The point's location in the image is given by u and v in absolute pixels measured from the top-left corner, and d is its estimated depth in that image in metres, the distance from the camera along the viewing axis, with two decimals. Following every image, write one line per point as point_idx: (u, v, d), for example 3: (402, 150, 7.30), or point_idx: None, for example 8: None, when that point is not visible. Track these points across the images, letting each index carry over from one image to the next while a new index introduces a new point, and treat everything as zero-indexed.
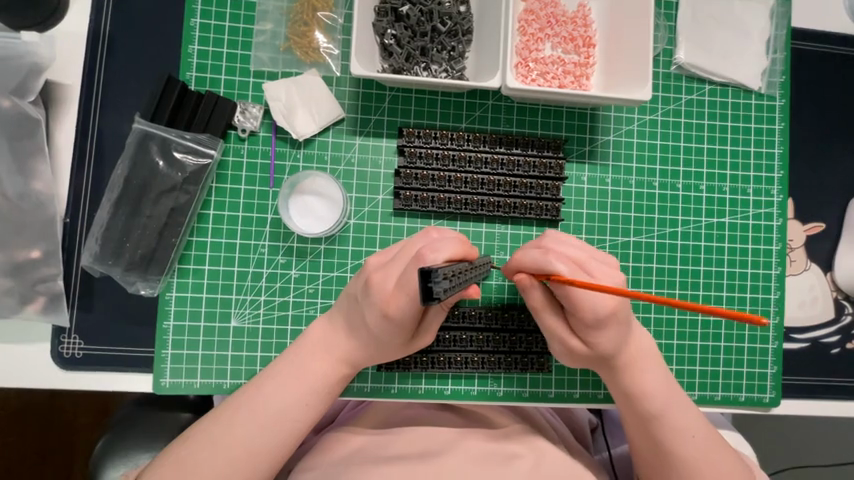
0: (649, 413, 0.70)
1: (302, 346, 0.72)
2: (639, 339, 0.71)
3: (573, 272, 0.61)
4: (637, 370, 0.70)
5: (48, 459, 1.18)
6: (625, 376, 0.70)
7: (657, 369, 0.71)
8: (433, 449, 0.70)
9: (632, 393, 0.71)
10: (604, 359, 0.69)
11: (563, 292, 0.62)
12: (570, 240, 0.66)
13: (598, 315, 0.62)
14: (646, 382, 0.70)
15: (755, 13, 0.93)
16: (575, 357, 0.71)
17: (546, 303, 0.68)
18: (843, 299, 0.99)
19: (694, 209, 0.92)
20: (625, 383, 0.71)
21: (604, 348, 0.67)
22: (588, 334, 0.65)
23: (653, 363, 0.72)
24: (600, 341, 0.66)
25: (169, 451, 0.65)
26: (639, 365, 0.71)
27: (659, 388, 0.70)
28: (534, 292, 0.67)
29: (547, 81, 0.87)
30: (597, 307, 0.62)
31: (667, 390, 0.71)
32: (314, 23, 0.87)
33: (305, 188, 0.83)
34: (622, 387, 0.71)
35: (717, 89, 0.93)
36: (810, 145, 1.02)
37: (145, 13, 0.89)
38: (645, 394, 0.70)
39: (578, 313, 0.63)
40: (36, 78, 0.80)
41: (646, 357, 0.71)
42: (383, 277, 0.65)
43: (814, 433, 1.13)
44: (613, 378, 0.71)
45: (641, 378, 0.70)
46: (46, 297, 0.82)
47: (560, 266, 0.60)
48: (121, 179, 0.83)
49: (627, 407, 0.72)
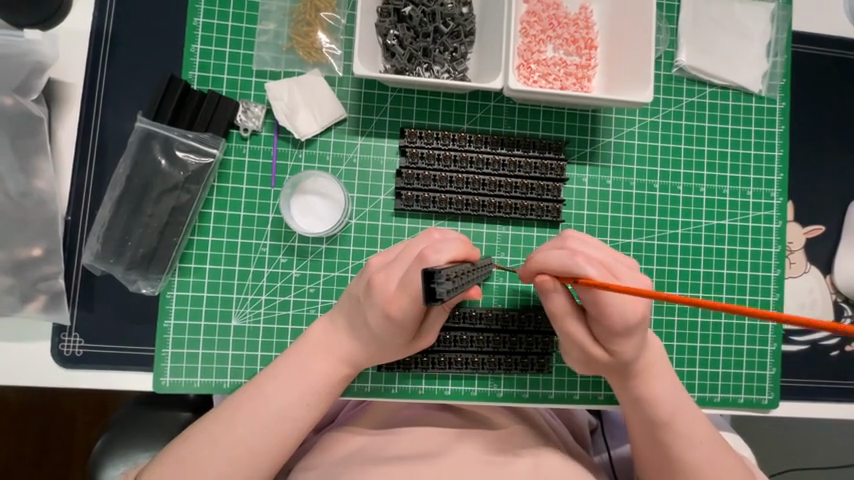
0: (660, 420, 0.70)
1: (303, 346, 0.72)
2: (654, 346, 0.72)
3: (602, 274, 0.61)
4: (652, 377, 0.70)
5: (47, 458, 1.18)
6: (639, 382, 0.70)
7: (668, 375, 0.72)
8: (433, 450, 0.70)
9: (644, 400, 0.70)
10: (623, 366, 0.69)
11: (592, 298, 0.62)
12: (593, 242, 0.67)
13: (627, 323, 0.63)
14: (659, 390, 0.70)
15: (755, 17, 0.94)
16: (591, 362, 0.70)
17: (568, 310, 0.68)
18: (842, 301, 0.99)
19: (694, 210, 0.93)
20: (639, 389, 0.70)
21: (625, 355, 0.67)
22: (611, 341, 0.65)
23: (667, 371, 0.72)
24: (622, 348, 0.66)
25: (169, 450, 0.66)
26: (654, 372, 0.71)
27: (671, 394, 0.71)
28: (556, 296, 0.67)
29: (549, 83, 0.87)
30: (626, 314, 0.62)
31: (678, 397, 0.71)
32: (316, 23, 0.87)
33: (306, 188, 0.83)
34: (634, 394, 0.71)
35: (718, 92, 0.94)
36: (810, 148, 1.02)
37: (148, 11, 0.89)
38: (657, 401, 0.70)
39: (604, 318, 0.63)
40: (39, 76, 0.80)
41: (661, 365, 0.71)
42: (385, 278, 0.65)
43: (813, 435, 1.13)
44: (624, 383, 0.71)
45: (654, 385, 0.70)
46: (47, 295, 0.81)
47: (590, 270, 0.60)
48: (123, 177, 0.83)
49: (637, 414, 0.72)
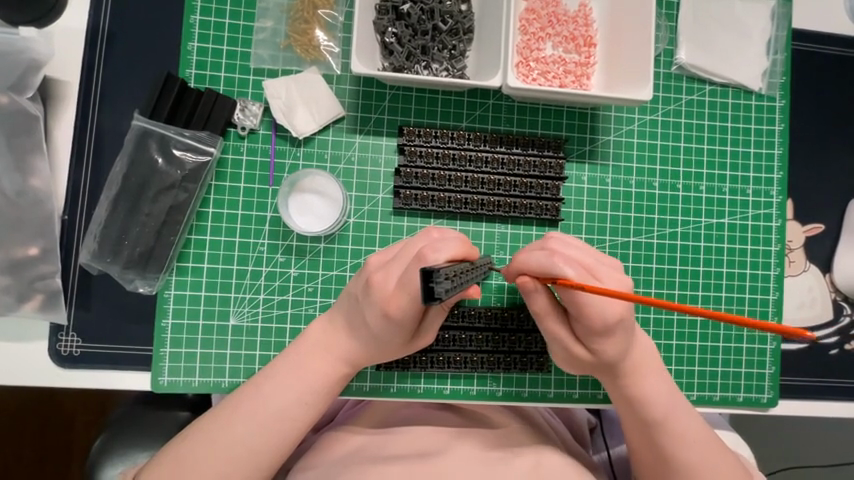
0: (652, 419, 0.70)
1: (301, 346, 0.72)
2: (643, 346, 0.71)
3: (580, 275, 0.60)
4: (642, 376, 0.70)
5: (46, 458, 1.17)
6: (629, 382, 0.70)
7: (659, 374, 0.72)
8: (433, 449, 0.69)
9: (635, 399, 0.70)
10: (610, 366, 0.69)
11: (570, 298, 0.61)
12: (574, 242, 0.66)
13: (606, 322, 0.62)
14: (649, 388, 0.70)
15: (756, 15, 0.94)
16: (576, 362, 0.70)
17: (549, 310, 0.67)
18: (842, 300, 0.99)
19: (694, 209, 0.92)
20: (628, 389, 0.70)
21: (609, 355, 0.67)
22: (594, 341, 0.65)
23: (657, 369, 0.72)
24: (605, 348, 0.66)
25: (167, 450, 0.65)
26: (643, 372, 0.70)
27: (662, 393, 0.71)
28: (537, 297, 0.66)
29: (548, 81, 0.87)
30: (605, 313, 0.62)
31: (670, 395, 0.71)
32: (314, 20, 0.87)
33: (305, 187, 0.83)
34: (625, 393, 0.71)
35: (717, 90, 0.93)
36: (810, 146, 1.02)
37: (144, 10, 0.88)
38: (648, 400, 0.70)
39: (583, 318, 0.62)
40: (35, 74, 0.80)
41: (651, 365, 0.71)
42: (384, 277, 0.65)
43: (811, 433, 1.13)
44: (615, 384, 0.71)
45: (644, 384, 0.70)
46: (44, 294, 0.81)
47: (568, 271, 0.60)
48: (119, 175, 0.83)
49: (630, 413, 0.72)
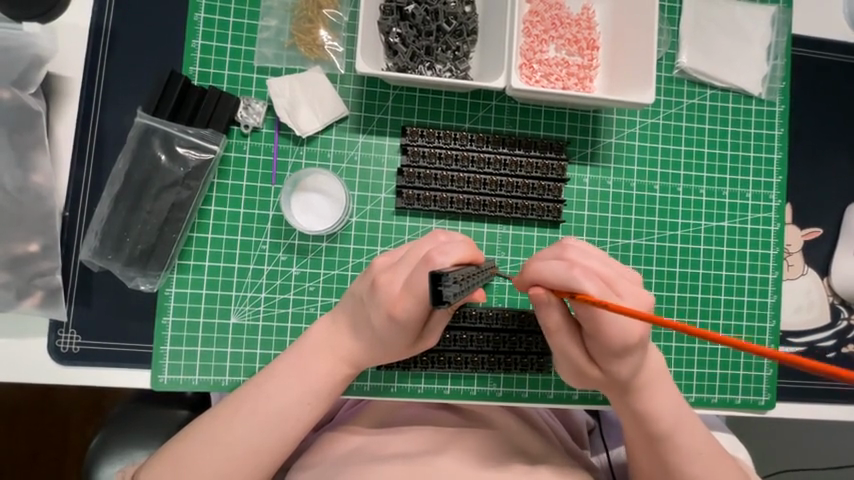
0: (660, 435, 0.70)
1: (304, 346, 0.71)
2: (654, 358, 0.71)
3: (600, 290, 0.58)
4: (654, 393, 0.70)
5: (40, 457, 1.17)
6: (637, 397, 0.69)
7: (667, 389, 0.71)
8: (432, 447, 0.70)
9: (643, 414, 0.70)
10: (619, 382, 0.68)
11: (589, 314, 0.60)
12: (593, 253, 0.64)
13: (620, 340, 0.62)
14: (660, 405, 0.70)
15: (756, 21, 0.95)
16: (584, 377, 0.70)
17: (560, 325, 0.65)
18: (838, 304, 1.00)
19: (694, 212, 0.93)
20: (640, 406, 0.70)
21: (618, 373, 0.66)
22: (607, 358, 0.65)
23: (666, 383, 0.71)
24: (618, 365, 0.65)
25: (168, 449, 0.65)
26: (653, 388, 0.70)
27: (671, 408, 0.70)
28: (552, 311, 0.64)
29: (550, 83, 0.87)
30: (621, 333, 0.61)
31: (679, 411, 0.71)
32: (319, 20, 0.87)
33: (307, 186, 0.84)
34: (633, 408, 0.70)
35: (718, 95, 0.94)
36: (808, 151, 1.03)
37: (148, 7, 0.88)
38: (656, 415, 0.69)
39: (598, 333, 0.62)
40: (38, 70, 0.80)
41: (659, 379, 0.70)
42: (393, 279, 0.65)
43: (803, 435, 1.14)
44: (623, 398, 0.70)
45: (652, 399, 0.70)
46: (44, 290, 0.80)
47: (588, 285, 0.58)
48: (122, 172, 0.82)
49: (637, 428, 0.71)
